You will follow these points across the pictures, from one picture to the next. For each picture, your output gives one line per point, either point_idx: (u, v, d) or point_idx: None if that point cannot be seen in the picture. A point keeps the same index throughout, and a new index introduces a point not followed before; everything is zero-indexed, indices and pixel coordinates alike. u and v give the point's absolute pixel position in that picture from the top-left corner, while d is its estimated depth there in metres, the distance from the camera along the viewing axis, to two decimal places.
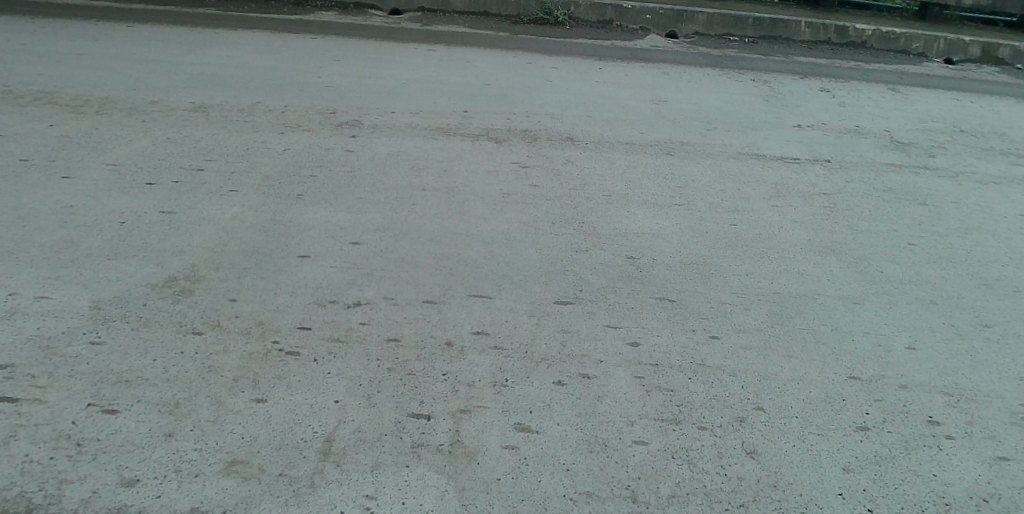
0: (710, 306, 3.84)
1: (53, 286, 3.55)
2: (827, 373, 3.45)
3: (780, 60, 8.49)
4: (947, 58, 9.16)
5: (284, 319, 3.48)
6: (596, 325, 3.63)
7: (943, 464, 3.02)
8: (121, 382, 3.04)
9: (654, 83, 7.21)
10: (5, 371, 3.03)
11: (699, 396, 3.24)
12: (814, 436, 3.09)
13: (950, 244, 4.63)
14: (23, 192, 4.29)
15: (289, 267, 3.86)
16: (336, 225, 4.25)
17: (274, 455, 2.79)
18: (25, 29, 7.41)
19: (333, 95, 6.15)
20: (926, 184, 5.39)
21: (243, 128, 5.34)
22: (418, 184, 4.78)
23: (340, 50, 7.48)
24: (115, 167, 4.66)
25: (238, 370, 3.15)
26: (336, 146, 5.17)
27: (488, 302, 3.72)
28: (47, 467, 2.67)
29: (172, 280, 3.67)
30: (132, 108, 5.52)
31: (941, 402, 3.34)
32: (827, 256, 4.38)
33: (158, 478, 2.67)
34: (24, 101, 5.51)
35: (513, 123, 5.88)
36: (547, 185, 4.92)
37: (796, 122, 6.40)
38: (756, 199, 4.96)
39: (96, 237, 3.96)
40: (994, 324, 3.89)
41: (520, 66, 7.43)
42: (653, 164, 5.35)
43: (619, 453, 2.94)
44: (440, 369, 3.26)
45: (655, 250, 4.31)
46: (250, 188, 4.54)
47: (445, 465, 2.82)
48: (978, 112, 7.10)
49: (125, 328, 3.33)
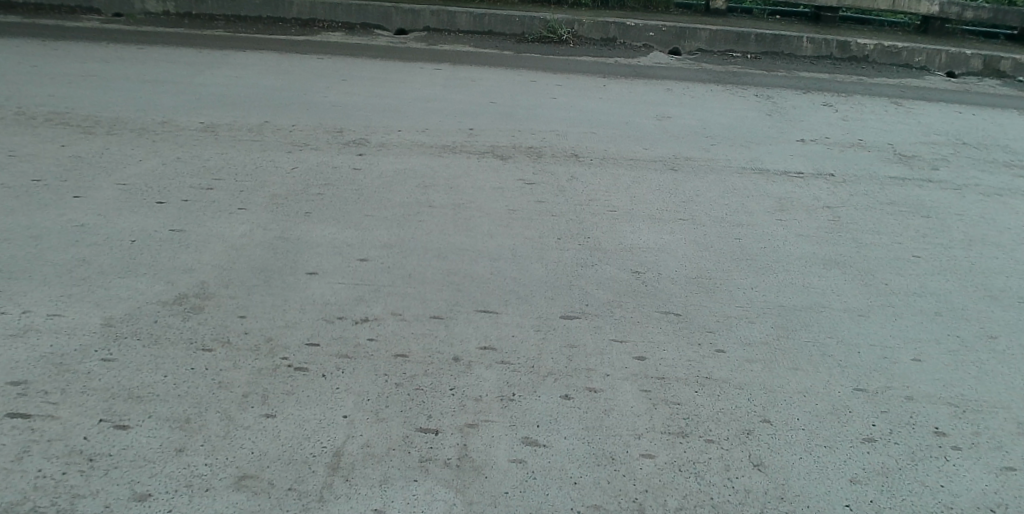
0: (715, 319, 3.87)
1: (66, 304, 3.60)
2: (833, 385, 3.46)
3: (783, 75, 8.54)
4: (948, 72, 9.20)
5: (294, 335, 3.52)
6: (602, 339, 3.66)
7: (951, 475, 3.02)
8: (133, 398, 3.07)
9: (658, 100, 7.27)
10: (19, 388, 3.07)
11: (706, 409, 3.26)
12: (821, 448, 3.10)
13: (955, 256, 4.64)
14: (35, 211, 4.35)
15: (298, 284, 3.90)
16: (344, 242, 4.30)
17: (284, 470, 2.81)
18: (36, 51, 7.52)
19: (341, 114, 6.23)
20: (929, 196, 5.42)
21: (252, 147, 5.41)
22: (425, 201, 4.84)
23: (346, 70, 7.56)
24: (126, 186, 4.73)
25: (247, 386, 3.18)
26: (343, 164, 5.23)
27: (494, 317, 3.76)
28: (60, 482, 2.69)
29: (182, 298, 3.72)
30: (142, 128, 5.61)
31: (948, 413, 3.34)
32: (832, 269, 4.41)
33: (168, 492, 2.69)
34: (37, 121, 5.59)
35: (518, 140, 5.94)
36: (552, 201, 4.97)
37: (799, 137, 6.44)
38: (760, 213, 4.99)
39: (107, 255, 4.02)
40: (999, 335, 3.89)
41: (525, 84, 7.51)
42: (658, 180, 5.39)
43: (626, 466, 2.95)
44: (447, 384, 3.29)
45: (661, 264, 4.34)
46: (259, 206, 4.59)
47: (453, 479, 2.83)
48: (981, 125, 7.12)
49: (135, 345, 3.37)
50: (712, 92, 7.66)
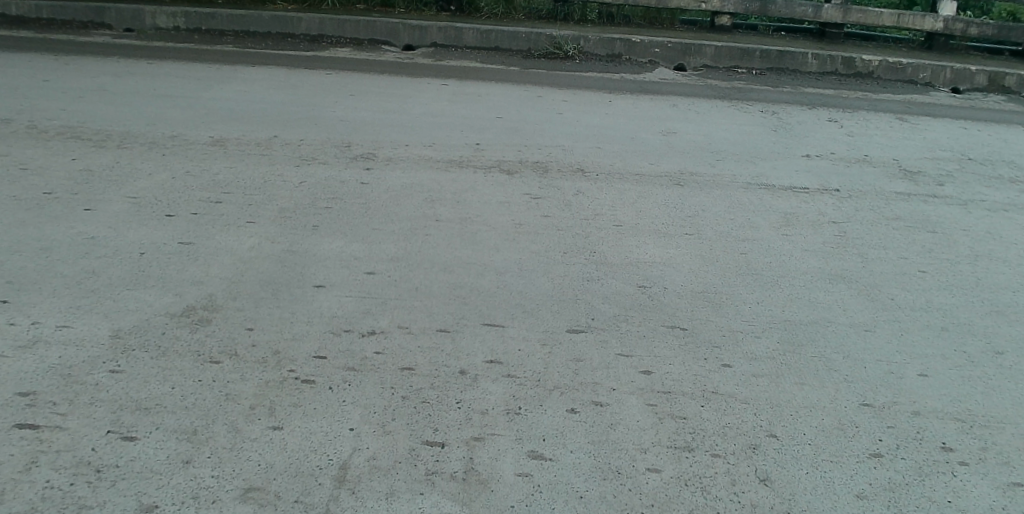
0: (721, 334, 3.87)
1: (75, 316, 3.62)
2: (840, 400, 3.46)
3: (788, 91, 8.57)
4: (954, 88, 9.21)
5: (300, 347, 3.53)
6: (608, 354, 3.66)
7: (958, 490, 3.00)
8: (140, 410, 3.09)
9: (664, 115, 7.30)
10: (27, 399, 3.09)
11: (711, 424, 3.25)
12: (827, 463, 3.09)
13: (961, 271, 4.65)
14: (46, 224, 4.39)
15: (305, 297, 3.92)
16: (351, 256, 4.32)
17: (290, 483, 2.81)
18: (47, 65, 7.59)
19: (349, 128, 6.27)
20: (936, 212, 5.42)
21: (261, 161, 5.45)
22: (431, 215, 4.86)
23: (354, 85, 7.62)
24: (136, 199, 4.76)
25: (255, 399, 3.19)
26: (351, 178, 5.27)
27: (500, 331, 3.77)
28: (68, 492, 2.69)
29: (190, 310, 3.74)
30: (152, 142, 5.65)
31: (954, 428, 3.33)
32: (837, 284, 4.41)
33: (175, 503, 2.69)
34: (48, 135, 5.65)
35: (524, 155, 5.97)
36: (559, 215, 4.99)
37: (805, 152, 6.45)
38: (766, 229, 5.00)
39: (116, 267, 4.05)
40: (1006, 350, 3.88)
41: (531, 99, 7.55)
42: (665, 195, 5.41)
43: (632, 481, 2.94)
44: (454, 397, 3.30)
45: (666, 278, 4.35)
46: (267, 219, 4.63)
47: (460, 492, 2.82)
48: (986, 140, 7.13)
49: (143, 356, 3.39)
50: (717, 107, 7.69)
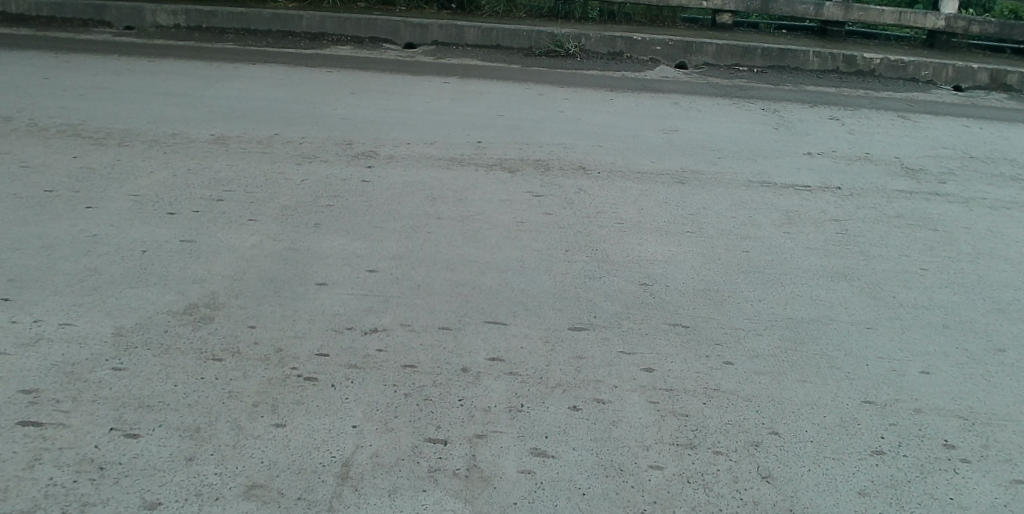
0: (723, 331, 3.87)
1: (77, 313, 3.62)
2: (842, 397, 3.46)
3: (789, 89, 8.57)
4: (955, 86, 9.21)
5: (302, 345, 3.54)
6: (610, 351, 3.66)
7: (960, 488, 3.00)
8: (143, 407, 3.09)
9: (665, 113, 7.30)
10: (30, 397, 3.09)
11: (713, 421, 3.26)
12: (829, 461, 3.09)
13: (962, 269, 4.65)
14: (48, 222, 4.39)
15: (307, 295, 3.92)
16: (353, 254, 4.32)
17: (293, 480, 2.81)
18: (48, 63, 7.59)
19: (350, 126, 6.27)
20: (937, 210, 5.42)
21: (262, 159, 5.45)
22: (433, 213, 4.86)
23: (355, 83, 7.62)
24: (138, 197, 4.77)
25: (258, 396, 3.20)
26: (353, 176, 5.27)
27: (502, 329, 3.77)
28: (71, 490, 2.69)
29: (193, 308, 3.74)
30: (154, 140, 5.65)
31: (956, 426, 3.33)
32: (839, 281, 4.41)
33: (178, 500, 2.69)
34: (49, 133, 5.65)
35: (526, 153, 5.97)
36: (560, 213, 4.99)
37: (806, 150, 6.45)
38: (768, 227, 5.00)
39: (118, 265, 4.05)
40: (1008, 348, 3.88)
41: (533, 97, 7.55)
42: (666, 193, 5.41)
43: (634, 478, 2.95)
44: (456, 394, 3.30)
45: (668, 276, 4.35)
46: (269, 217, 4.63)
47: (463, 489, 2.82)
48: (988, 138, 7.13)
49: (146, 354, 3.39)
50: (718, 105, 7.69)
